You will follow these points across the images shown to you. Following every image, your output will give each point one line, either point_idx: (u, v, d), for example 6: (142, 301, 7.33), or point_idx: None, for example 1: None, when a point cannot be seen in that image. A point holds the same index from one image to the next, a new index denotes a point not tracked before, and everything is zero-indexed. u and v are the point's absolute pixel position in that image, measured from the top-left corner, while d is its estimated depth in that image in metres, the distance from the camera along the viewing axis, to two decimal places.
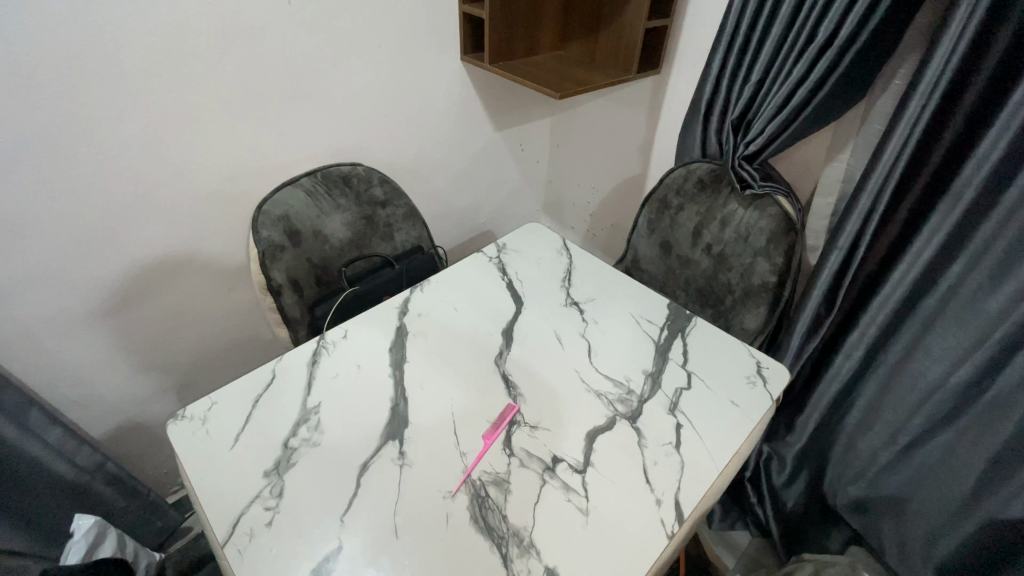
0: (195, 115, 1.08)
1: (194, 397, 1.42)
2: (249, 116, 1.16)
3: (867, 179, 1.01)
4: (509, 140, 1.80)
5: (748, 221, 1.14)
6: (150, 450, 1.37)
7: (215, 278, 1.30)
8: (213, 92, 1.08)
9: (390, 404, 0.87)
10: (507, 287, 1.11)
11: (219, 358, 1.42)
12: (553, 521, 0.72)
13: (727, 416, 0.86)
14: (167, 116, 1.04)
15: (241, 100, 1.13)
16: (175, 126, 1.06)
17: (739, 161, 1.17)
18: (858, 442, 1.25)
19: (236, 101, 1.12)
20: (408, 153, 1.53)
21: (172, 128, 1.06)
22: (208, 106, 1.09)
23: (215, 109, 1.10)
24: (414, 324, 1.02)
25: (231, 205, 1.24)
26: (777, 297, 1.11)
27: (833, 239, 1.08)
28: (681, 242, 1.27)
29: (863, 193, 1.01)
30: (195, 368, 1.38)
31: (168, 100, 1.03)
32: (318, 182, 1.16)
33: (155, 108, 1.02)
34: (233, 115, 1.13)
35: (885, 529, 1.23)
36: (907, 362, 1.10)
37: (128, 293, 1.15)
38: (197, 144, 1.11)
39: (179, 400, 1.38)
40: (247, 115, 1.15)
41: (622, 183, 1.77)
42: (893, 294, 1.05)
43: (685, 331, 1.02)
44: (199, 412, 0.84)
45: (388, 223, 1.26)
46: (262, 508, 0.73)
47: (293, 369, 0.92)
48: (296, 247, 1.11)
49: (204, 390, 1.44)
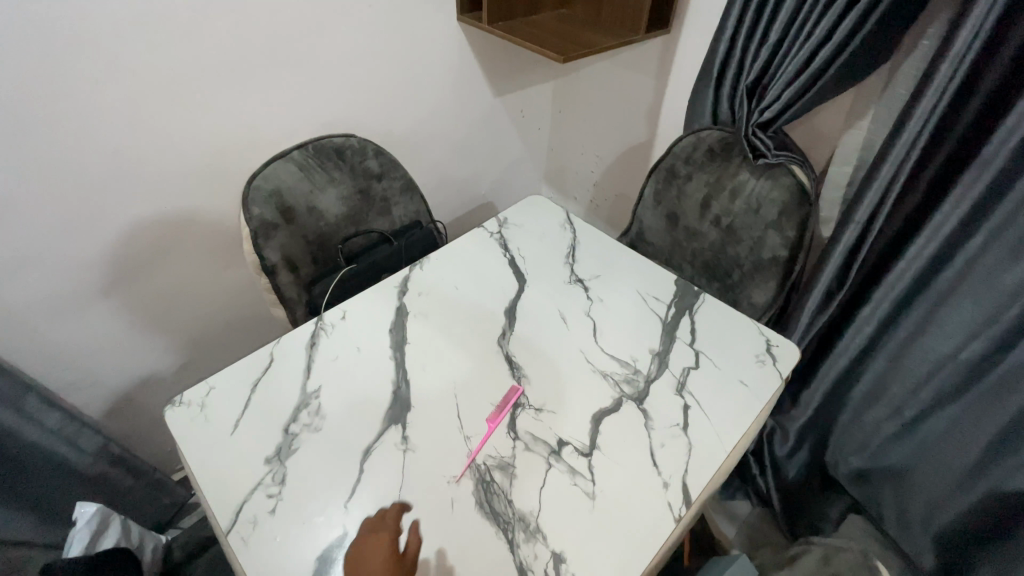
0: (179, 85, 1.02)
1: (196, 378, 1.40)
2: (236, 86, 1.09)
3: (889, 149, 0.95)
4: (509, 106, 1.72)
5: (760, 192, 1.09)
6: (152, 429, 1.36)
7: (209, 257, 1.26)
8: (196, 60, 1.02)
9: (392, 388, 0.85)
10: (509, 263, 1.07)
11: (218, 339, 1.40)
12: (558, 504, 0.72)
13: (733, 396, 0.85)
14: (148, 87, 0.99)
15: (226, 68, 1.06)
16: (156, 98, 1.00)
17: (753, 129, 1.11)
18: (861, 416, 1.24)
19: (221, 70, 1.06)
20: (403, 122, 1.46)
21: (155, 99, 1.00)
22: (191, 75, 1.02)
23: (199, 78, 1.04)
24: (414, 304, 0.98)
25: (220, 182, 1.19)
26: (788, 271, 1.08)
27: (850, 212, 1.03)
28: (689, 213, 1.22)
29: (884, 164, 0.95)
30: (195, 349, 1.36)
31: (148, 69, 0.97)
32: (310, 155, 1.09)
33: (133, 79, 0.96)
34: (218, 85, 1.07)
35: (884, 498, 1.26)
36: (918, 337, 1.08)
37: (120, 274, 1.12)
38: (183, 117, 1.05)
39: (179, 382, 1.37)
40: (233, 84, 1.09)
41: (628, 150, 1.70)
42: (909, 269, 1.01)
43: (693, 308, 0.99)
44: (197, 397, 0.82)
45: (385, 198, 1.19)
46: (265, 496, 0.72)
47: (291, 352, 0.89)
48: (290, 224, 1.05)
49: (205, 372, 1.42)
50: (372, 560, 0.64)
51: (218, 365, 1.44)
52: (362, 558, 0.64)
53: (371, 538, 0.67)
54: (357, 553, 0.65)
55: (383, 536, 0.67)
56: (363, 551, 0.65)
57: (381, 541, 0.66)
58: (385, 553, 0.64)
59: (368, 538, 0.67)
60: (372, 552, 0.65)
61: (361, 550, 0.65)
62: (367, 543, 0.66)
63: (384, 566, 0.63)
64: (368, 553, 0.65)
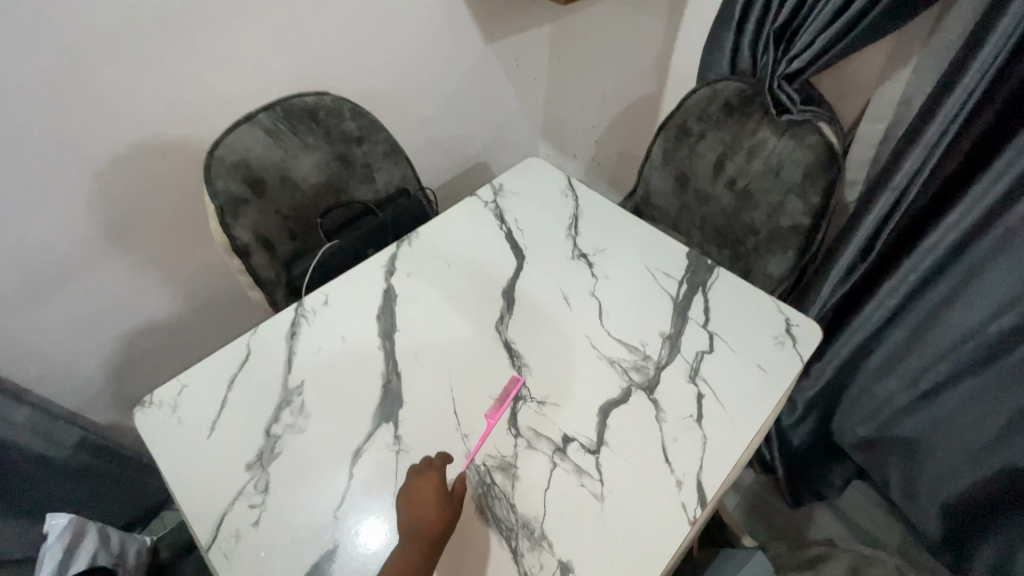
0: (122, 40, 0.90)
1: (177, 363, 1.33)
2: (190, 40, 0.97)
3: (938, 104, 0.83)
4: (501, 53, 1.56)
5: (782, 151, 0.99)
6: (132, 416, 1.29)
7: (180, 233, 1.16)
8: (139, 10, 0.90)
9: (382, 382, 0.78)
10: (506, 237, 0.98)
11: (195, 321, 1.31)
12: (563, 506, 0.67)
13: (750, 382, 0.78)
14: (86, 43, 0.87)
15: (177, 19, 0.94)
16: (92, 57, 0.89)
17: (778, 81, 1.01)
18: (873, 387, 1.20)
19: (171, 21, 0.94)
20: (383, 76, 1.33)
21: (95, 58, 0.89)
22: (133, 27, 0.90)
23: (145, 31, 0.92)
24: (403, 286, 0.90)
25: (179, 151, 1.07)
26: (808, 241, 0.99)
27: (885, 178, 0.93)
28: (700, 175, 1.12)
29: (931, 125, 0.84)
30: (173, 332, 1.27)
31: (82, 21, 0.86)
32: (279, 117, 0.97)
33: (65, 33, 0.85)
34: (166, 39, 0.95)
35: (892, 465, 1.24)
36: (944, 311, 1.02)
37: (80, 256, 1.03)
38: (131, 78, 0.94)
39: (159, 367, 1.29)
40: (187, 37, 0.97)
41: (633, 101, 1.56)
42: (943, 240, 0.94)
43: (706, 284, 0.90)
44: (169, 397, 0.75)
45: (367, 163, 1.08)
46: (248, 506, 0.67)
47: (269, 344, 0.82)
48: (261, 198, 0.95)
49: (186, 357, 1.34)
50: (424, 496, 0.64)
51: (200, 349, 1.36)
52: (414, 494, 0.64)
53: (421, 477, 0.66)
54: (411, 489, 0.65)
55: (433, 475, 0.66)
56: (415, 488, 0.65)
57: (430, 480, 0.65)
58: (435, 489, 0.64)
59: (419, 477, 0.66)
60: (423, 490, 0.65)
61: (412, 487, 0.65)
62: (418, 481, 0.66)
63: (434, 502, 0.63)
64: (420, 490, 0.65)
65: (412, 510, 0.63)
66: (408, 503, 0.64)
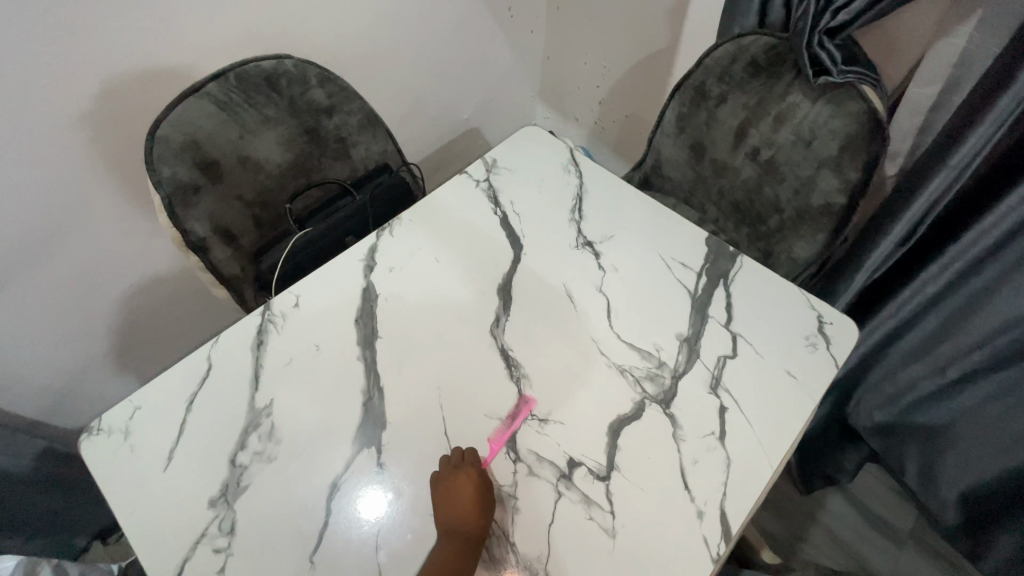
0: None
1: (141, 361, 1.25)
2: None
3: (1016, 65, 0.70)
4: (493, 4, 1.40)
5: (816, 119, 0.86)
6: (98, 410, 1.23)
7: (133, 221, 1.07)
8: None
9: (362, 399, 0.69)
10: (502, 223, 0.87)
11: (155, 316, 1.22)
12: (569, 541, 0.60)
13: (779, 392, 0.69)
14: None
15: None
16: (3, 21, 0.77)
17: (818, 38, 0.85)
18: (898, 372, 1.12)
19: None
20: (355, 35, 1.18)
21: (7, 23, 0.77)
22: None
23: None
24: (385, 283, 0.79)
25: (119, 130, 0.96)
26: (841, 223, 0.88)
27: (943, 153, 0.81)
28: (719, 144, 0.99)
29: (1007, 92, 0.71)
30: (133, 331, 1.19)
31: None
32: (232, 86, 0.83)
33: None
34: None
35: (908, 451, 1.15)
36: (990, 298, 0.93)
37: (11, 260, 0.93)
38: (54, 46, 0.83)
39: (123, 368, 1.22)
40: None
41: (642, 58, 1.40)
42: (999, 225, 0.85)
43: (729, 276, 0.80)
44: (121, 422, 0.66)
45: (341, 137, 0.95)
46: (212, 551, 0.59)
47: (233, 356, 0.72)
48: (216, 183, 0.83)
49: (151, 354, 1.27)
50: (461, 489, 0.59)
51: (171, 347, 1.30)
52: (450, 492, 0.60)
53: (457, 474, 0.61)
54: (446, 482, 0.61)
55: (472, 469, 0.61)
56: (452, 481, 0.61)
57: (468, 474, 0.61)
58: (474, 482, 0.60)
59: (456, 473, 0.61)
60: (461, 487, 0.60)
61: (451, 479, 0.61)
62: (455, 477, 0.61)
63: (471, 499, 0.59)
64: (457, 485, 0.60)
65: (450, 504, 0.59)
66: (444, 498, 0.59)
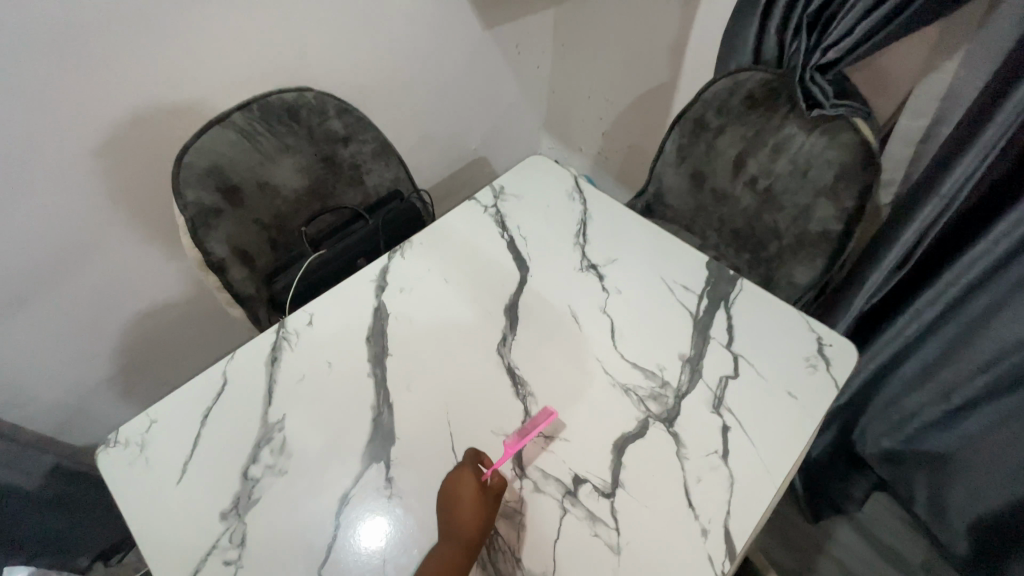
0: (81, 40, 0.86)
1: (151, 382, 1.27)
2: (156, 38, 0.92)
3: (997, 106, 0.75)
4: (501, 42, 1.48)
5: (811, 149, 0.90)
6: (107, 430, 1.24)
7: (154, 242, 1.11)
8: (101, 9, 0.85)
9: (371, 415, 0.71)
10: (510, 246, 0.90)
11: (168, 337, 1.25)
12: (574, 558, 0.60)
13: (781, 413, 0.70)
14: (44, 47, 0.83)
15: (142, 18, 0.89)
16: (51, 59, 0.84)
17: (810, 73, 0.92)
18: (902, 399, 1.14)
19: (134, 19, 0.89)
20: (374, 69, 1.26)
21: (55, 62, 0.85)
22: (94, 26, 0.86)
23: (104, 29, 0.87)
24: (396, 303, 0.82)
25: (145, 157, 1.01)
26: (840, 248, 0.91)
27: (932, 185, 0.85)
28: (719, 173, 1.03)
29: (987, 131, 0.76)
30: (146, 350, 1.22)
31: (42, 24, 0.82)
32: (256, 117, 0.88)
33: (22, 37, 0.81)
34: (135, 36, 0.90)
35: (916, 479, 1.18)
36: (985, 326, 0.95)
37: (37, 278, 0.98)
38: (97, 82, 0.90)
39: (133, 388, 1.24)
40: (152, 36, 0.92)
41: (644, 93, 1.47)
42: (990, 253, 0.87)
43: (729, 299, 0.82)
44: (137, 434, 0.68)
45: (355, 165, 0.99)
46: (222, 562, 0.60)
47: (247, 372, 0.74)
48: (237, 207, 0.87)
49: (162, 375, 1.29)
50: (462, 489, 0.61)
51: (179, 368, 1.31)
52: (452, 494, 0.61)
53: (459, 475, 0.63)
54: (450, 485, 0.62)
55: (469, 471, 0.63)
56: (455, 483, 0.62)
57: (467, 477, 0.62)
58: (472, 484, 0.62)
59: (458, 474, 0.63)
60: (461, 488, 0.61)
61: (452, 486, 0.62)
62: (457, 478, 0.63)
63: (472, 498, 0.60)
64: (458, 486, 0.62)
65: (453, 507, 0.60)
66: (447, 499, 0.61)
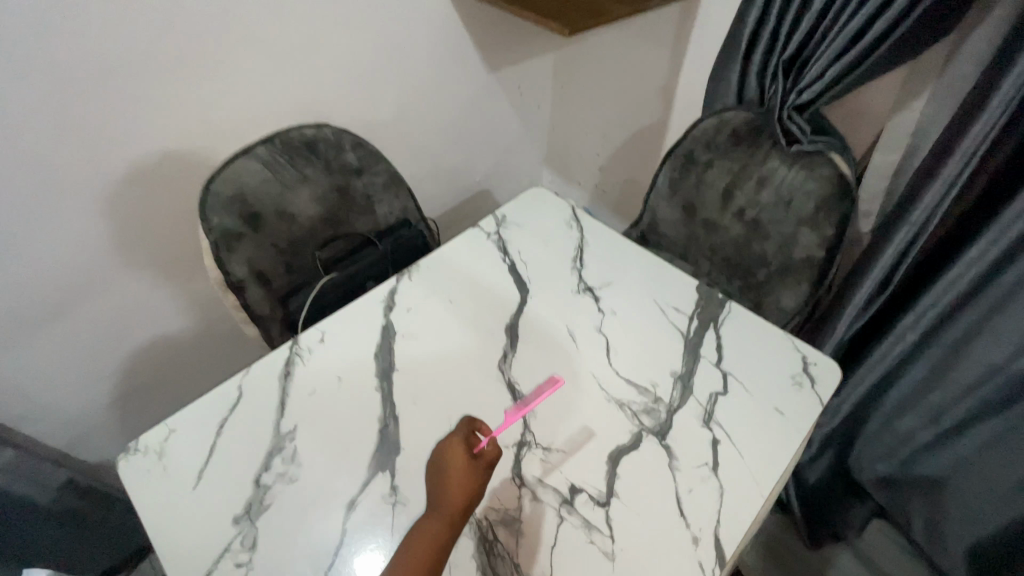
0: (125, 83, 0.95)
1: (161, 403, 1.30)
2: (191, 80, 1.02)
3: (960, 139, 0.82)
4: (505, 83, 1.58)
5: (792, 181, 0.97)
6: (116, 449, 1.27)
7: (175, 266, 1.18)
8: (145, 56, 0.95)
9: (378, 426, 0.74)
10: (511, 270, 0.95)
11: (180, 360, 1.29)
12: (570, 563, 0.63)
13: (768, 427, 0.74)
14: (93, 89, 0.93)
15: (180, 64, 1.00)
16: (98, 98, 0.94)
17: (789, 112, 1.01)
18: (894, 422, 1.16)
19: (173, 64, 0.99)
20: (387, 108, 1.35)
21: (101, 101, 0.94)
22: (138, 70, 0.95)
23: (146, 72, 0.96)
24: (402, 322, 0.87)
25: (172, 186, 1.09)
26: (823, 273, 0.96)
27: (905, 211, 0.91)
28: (709, 204, 1.09)
29: (952, 161, 0.83)
30: (159, 371, 1.26)
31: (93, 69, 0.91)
32: (278, 150, 0.96)
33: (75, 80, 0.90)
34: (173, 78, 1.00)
35: (912, 505, 1.17)
36: (967, 346, 0.99)
37: (66, 298, 1.04)
38: (136, 119, 0.99)
39: (144, 408, 1.27)
40: (188, 78, 1.01)
41: (639, 130, 1.56)
42: (964, 276, 0.93)
43: (718, 320, 0.87)
44: (155, 443, 0.72)
45: (366, 195, 1.06)
46: (234, 564, 0.63)
47: (261, 386, 0.78)
48: (257, 232, 0.93)
49: (172, 397, 1.32)
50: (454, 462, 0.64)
51: (188, 391, 1.34)
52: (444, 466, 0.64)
53: (448, 447, 0.66)
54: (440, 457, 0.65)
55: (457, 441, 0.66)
56: (444, 455, 0.65)
57: (456, 447, 0.65)
58: (462, 455, 0.65)
59: (448, 445, 0.66)
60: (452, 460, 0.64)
61: (441, 457, 0.65)
62: (447, 450, 0.65)
63: (464, 468, 0.63)
64: (449, 459, 0.64)
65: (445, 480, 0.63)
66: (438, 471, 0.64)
